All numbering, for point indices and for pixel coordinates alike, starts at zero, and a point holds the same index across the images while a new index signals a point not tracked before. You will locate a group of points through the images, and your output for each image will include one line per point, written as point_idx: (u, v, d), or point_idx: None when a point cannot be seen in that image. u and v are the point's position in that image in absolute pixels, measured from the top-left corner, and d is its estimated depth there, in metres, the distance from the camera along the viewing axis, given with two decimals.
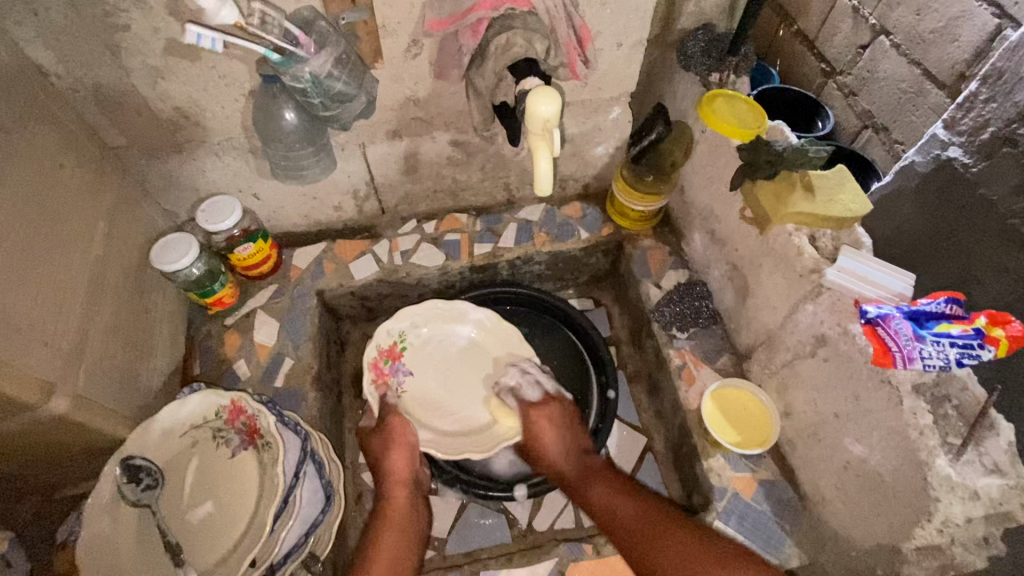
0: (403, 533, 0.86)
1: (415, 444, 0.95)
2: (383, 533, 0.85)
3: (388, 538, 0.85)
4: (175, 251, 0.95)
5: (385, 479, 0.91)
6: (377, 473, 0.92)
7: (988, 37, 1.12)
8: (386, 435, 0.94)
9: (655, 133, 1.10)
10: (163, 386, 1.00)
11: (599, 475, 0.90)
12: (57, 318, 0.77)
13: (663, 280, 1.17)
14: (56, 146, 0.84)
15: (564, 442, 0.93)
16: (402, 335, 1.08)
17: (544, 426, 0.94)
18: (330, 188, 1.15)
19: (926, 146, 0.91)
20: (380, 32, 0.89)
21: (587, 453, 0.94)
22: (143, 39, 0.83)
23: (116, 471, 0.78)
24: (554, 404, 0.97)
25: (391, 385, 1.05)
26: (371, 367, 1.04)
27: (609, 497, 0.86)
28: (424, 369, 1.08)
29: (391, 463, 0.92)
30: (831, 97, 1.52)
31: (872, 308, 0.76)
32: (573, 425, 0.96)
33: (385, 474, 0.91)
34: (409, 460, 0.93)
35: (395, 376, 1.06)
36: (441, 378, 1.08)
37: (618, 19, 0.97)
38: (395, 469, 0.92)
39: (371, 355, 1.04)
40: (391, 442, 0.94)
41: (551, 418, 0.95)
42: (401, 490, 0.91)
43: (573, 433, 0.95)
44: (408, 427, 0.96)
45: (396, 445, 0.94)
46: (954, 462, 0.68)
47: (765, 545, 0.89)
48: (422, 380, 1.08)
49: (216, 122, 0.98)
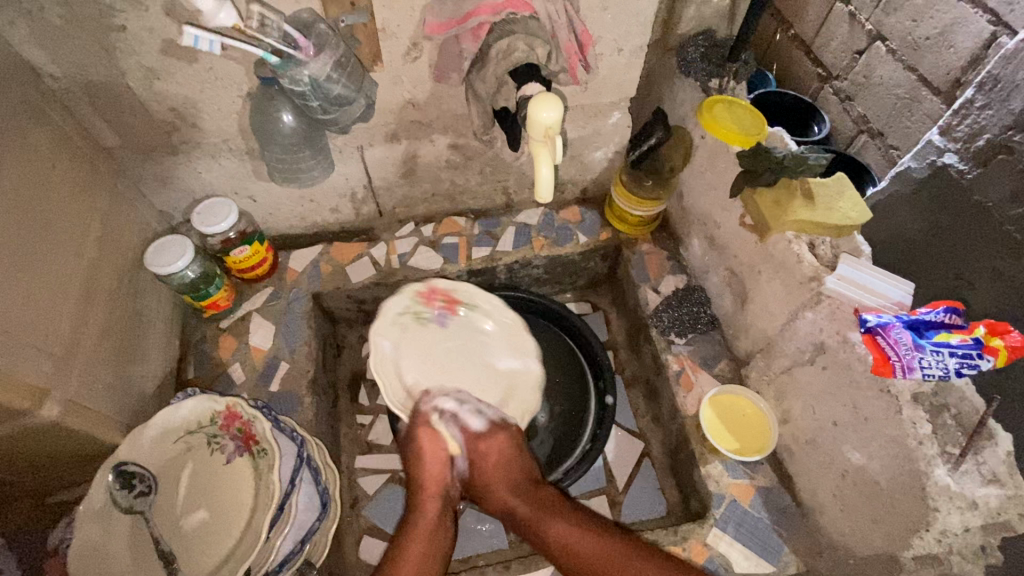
0: (430, 548, 0.82)
1: (452, 456, 0.90)
2: (410, 545, 0.81)
3: (412, 555, 0.80)
4: (170, 253, 0.94)
5: (421, 489, 0.88)
6: (410, 484, 0.89)
7: (983, 44, 1.12)
8: (422, 442, 0.90)
9: (654, 138, 1.11)
10: (157, 390, 0.99)
11: (551, 509, 0.86)
12: (50, 322, 0.75)
13: (661, 285, 1.17)
14: (49, 147, 0.82)
15: (506, 478, 0.89)
16: (475, 306, 1.05)
17: (489, 462, 0.89)
18: (328, 190, 1.14)
19: (921, 153, 0.91)
20: (380, 35, 0.88)
21: (537, 483, 0.90)
22: (140, 40, 0.82)
23: (109, 478, 0.76)
24: (498, 433, 0.92)
25: (418, 305, 1.03)
26: (430, 288, 1.04)
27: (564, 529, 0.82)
28: (452, 334, 1.04)
29: (426, 473, 0.88)
30: (827, 102, 1.52)
31: (872, 317, 0.76)
32: (521, 453, 0.91)
33: (420, 484, 0.88)
34: (442, 471, 0.89)
35: (434, 316, 1.04)
36: (448, 356, 1.03)
37: (619, 24, 0.97)
38: (427, 482, 0.88)
39: (446, 285, 1.04)
40: (424, 455, 0.89)
41: (499, 449, 0.90)
42: (434, 501, 0.87)
43: (519, 465, 0.90)
44: (439, 441, 0.90)
45: (431, 455, 0.89)
46: (953, 471, 0.69)
47: (763, 552, 0.89)
48: (434, 336, 1.03)
49: (212, 124, 0.97)
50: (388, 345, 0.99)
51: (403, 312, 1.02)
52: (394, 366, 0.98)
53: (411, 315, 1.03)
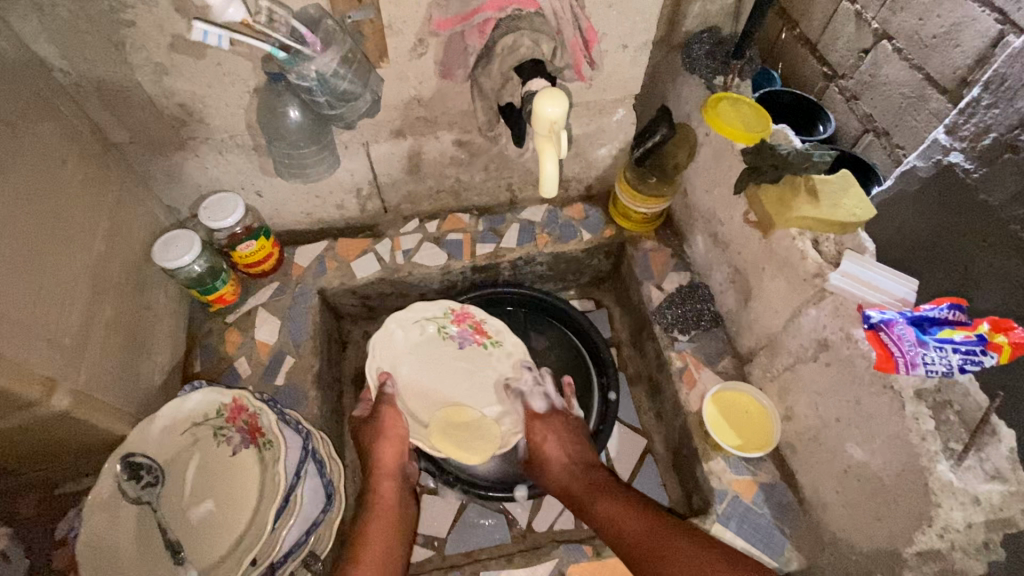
0: (391, 526, 0.85)
1: (405, 438, 0.94)
2: (372, 525, 0.84)
3: (376, 531, 0.84)
4: (177, 247, 0.95)
5: (377, 469, 0.90)
6: (366, 463, 0.91)
7: (990, 43, 1.12)
8: (378, 424, 0.93)
9: (659, 135, 1.11)
10: (163, 383, 1.00)
11: (605, 487, 0.89)
12: (59, 314, 0.76)
13: (664, 283, 1.17)
14: (59, 141, 0.83)
15: (566, 454, 0.95)
16: (497, 343, 1.10)
17: (546, 440, 0.97)
18: (334, 187, 1.15)
19: (927, 151, 0.92)
20: (386, 31, 0.89)
21: (591, 465, 0.94)
22: (149, 35, 0.83)
23: (116, 468, 0.77)
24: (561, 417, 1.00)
25: (445, 322, 1.10)
26: (464, 311, 1.11)
27: (611, 508, 0.84)
28: (465, 357, 1.09)
29: (379, 456, 0.90)
30: (832, 101, 1.52)
31: (875, 313, 0.76)
32: (578, 437, 0.98)
33: (373, 465, 0.90)
34: (399, 453, 0.91)
35: (456, 339, 1.10)
36: (451, 373, 1.08)
37: (625, 20, 0.97)
38: (384, 460, 0.90)
39: (479, 315, 1.11)
40: (383, 434, 0.92)
41: (555, 431, 0.98)
42: (388, 482, 0.90)
43: (579, 448, 0.96)
44: (399, 420, 0.94)
45: (386, 438, 0.92)
46: (955, 467, 0.69)
47: (764, 548, 0.89)
48: (447, 353, 1.09)
49: (220, 119, 0.98)
50: (401, 336, 1.06)
51: (429, 319, 1.09)
52: (396, 355, 1.05)
53: (435, 327, 1.09)
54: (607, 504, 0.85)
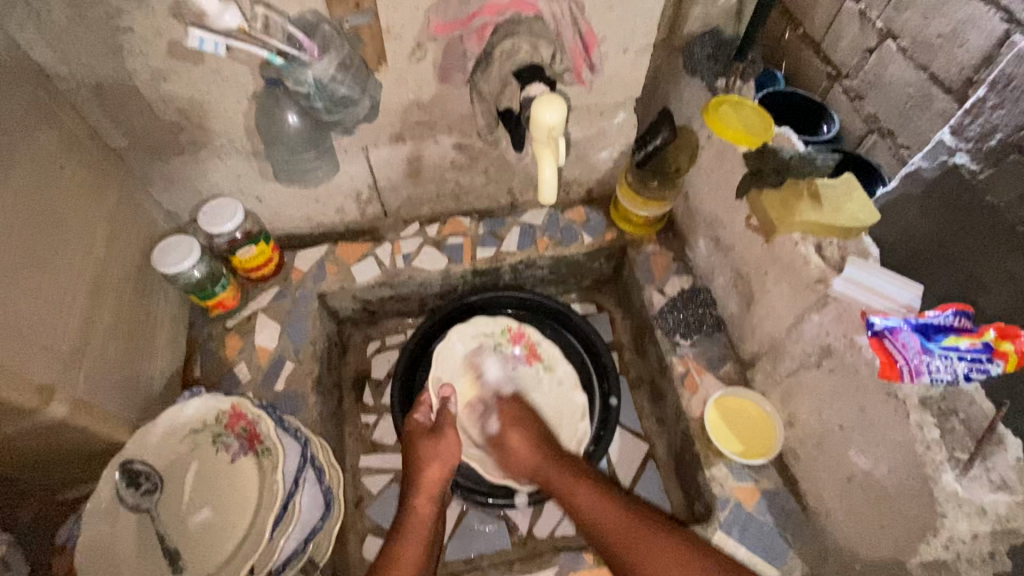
0: (423, 541, 0.86)
1: (454, 460, 0.95)
2: (406, 545, 0.84)
3: (410, 547, 0.84)
4: (176, 253, 0.94)
5: (417, 488, 0.91)
6: (410, 476, 0.93)
7: (996, 42, 1.10)
8: (437, 444, 0.95)
9: (661, 138, 1.07)
10: (164, 388, 1.00)
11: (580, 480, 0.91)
12: (59, 323, 0.76)
13: (666, 286, 1.16)
14: (58, 148, 0.83)
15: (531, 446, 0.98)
16: (551, 368, 1.15)
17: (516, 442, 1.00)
18: (333, 191, 1.15)
19: (932, 152, 0.91)
20: (384, 36, 0.88)
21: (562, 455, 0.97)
22: (146, 41, 0.83)
23: (115, 476, 0.77)
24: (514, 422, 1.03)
25: (502, 340, 1.16)
26: (521, 332, 1.17)
27: (589, 500, 0.87)
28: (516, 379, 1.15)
29: (426, 474, 0.92)
30: (837, 101, 1.51)
31: (879, 320, 0.74)
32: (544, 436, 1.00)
33: (419, 482, 0.91)
34: (443, 472, 0.93)
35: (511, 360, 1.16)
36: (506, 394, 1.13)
37: (626, 23, 0.96)
38: (429, 481, 0.91)
39: (535, 337, 1.16)
40: (437, 454, 0.94)
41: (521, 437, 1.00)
42: (427, 502, 0.90)
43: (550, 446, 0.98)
44: (457, 445, 0.96)
45: (438, 457, 0.94)
46: (961, 477, 0.67)
47: (768, 556, 0.88)
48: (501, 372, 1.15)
49: (220, 124, 0.98)
50: (461, 349, 1.15)
51: (486, 335, 1.16)
52: (454, 369, 1.13)
53: (492, 344, 1.16)
54: (584, 494, 0.89)
